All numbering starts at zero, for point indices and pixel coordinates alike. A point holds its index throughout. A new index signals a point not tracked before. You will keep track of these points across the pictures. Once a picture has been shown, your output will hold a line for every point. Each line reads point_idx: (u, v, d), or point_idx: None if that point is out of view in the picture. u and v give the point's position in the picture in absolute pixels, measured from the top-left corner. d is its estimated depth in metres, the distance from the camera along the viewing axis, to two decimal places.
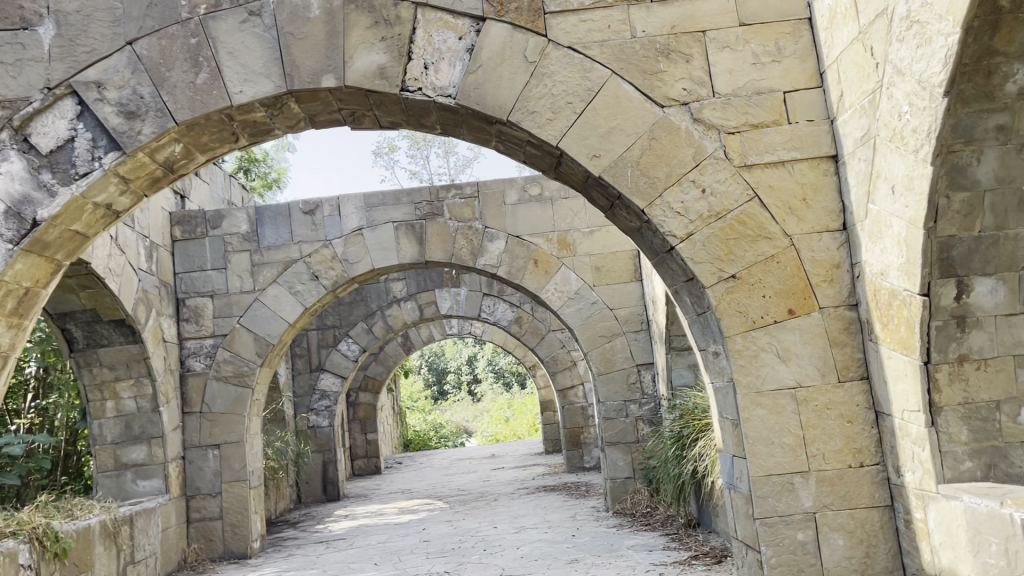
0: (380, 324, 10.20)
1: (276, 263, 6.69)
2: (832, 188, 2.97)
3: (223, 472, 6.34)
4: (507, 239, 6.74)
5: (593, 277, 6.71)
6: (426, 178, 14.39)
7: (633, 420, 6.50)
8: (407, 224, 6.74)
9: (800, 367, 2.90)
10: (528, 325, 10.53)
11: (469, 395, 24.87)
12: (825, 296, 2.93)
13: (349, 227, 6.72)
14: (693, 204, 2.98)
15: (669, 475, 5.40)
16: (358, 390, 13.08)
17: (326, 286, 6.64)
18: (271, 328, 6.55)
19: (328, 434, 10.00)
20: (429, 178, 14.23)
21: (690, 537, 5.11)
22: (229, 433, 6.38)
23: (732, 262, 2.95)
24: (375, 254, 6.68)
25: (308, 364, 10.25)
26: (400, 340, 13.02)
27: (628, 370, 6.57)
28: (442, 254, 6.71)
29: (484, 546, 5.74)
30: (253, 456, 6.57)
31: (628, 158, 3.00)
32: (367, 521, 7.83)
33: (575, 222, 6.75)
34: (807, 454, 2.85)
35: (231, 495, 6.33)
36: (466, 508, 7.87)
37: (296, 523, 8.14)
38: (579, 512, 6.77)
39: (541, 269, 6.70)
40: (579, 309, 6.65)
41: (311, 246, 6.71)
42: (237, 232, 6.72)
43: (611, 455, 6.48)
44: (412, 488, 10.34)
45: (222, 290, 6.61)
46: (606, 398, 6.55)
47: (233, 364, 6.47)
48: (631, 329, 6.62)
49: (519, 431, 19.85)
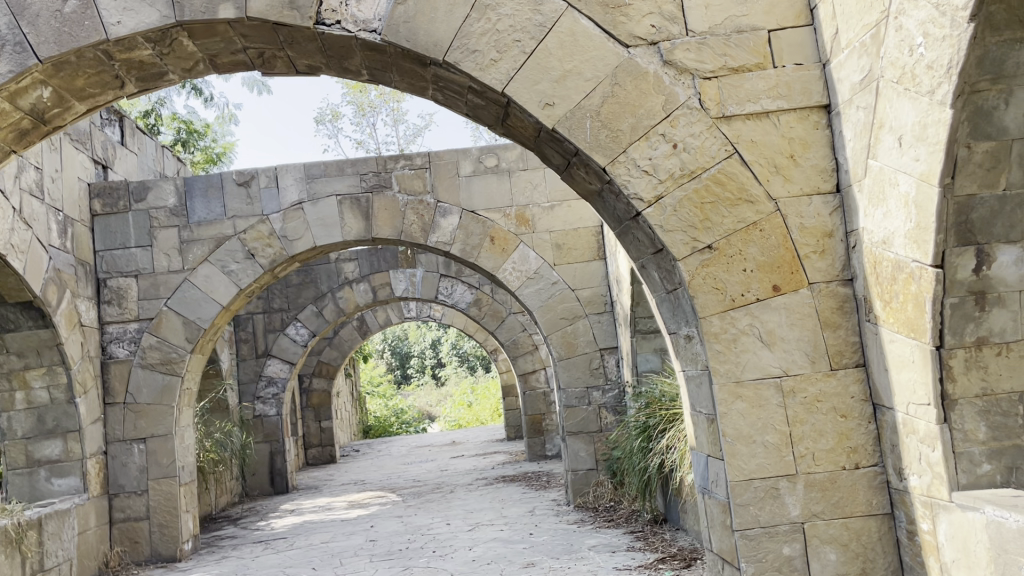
0: (331, 307, 9.77)
1: (208, 241, 6.12)
2: (824, 143, 2.55)
3: (150, 468, 5.80)
4: (461, 215, 6.22)
5: (554, 255, 6.25)
6: (376, 149, 13.73)
7: (596, 407, 6.09)
8: (351, 197, 6.20)
9: (786, 353, 2.48)
10: (488, 308, 10.11)
11: (432, 379, 24.38)
12: (815, 269, 2.51)
13: (289, 201, 6.18)
14: (663, 161, 2.52)
15: (634, 469, 4.96)
16: (311, 375, 12.55)
17: (264, 265, 6.11)
18: (202, 311, 6.00)
19: (276, 423, 9.44)
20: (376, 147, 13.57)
21: (655, 536, 4.71)
22: (157, 426, 5.84)
23: (708, 230, 2.51)
24: (316, 231, 6.15)
25: (254, 350, 9.64)
26: (356, 324, 12.49)
27: (591, 354, 6.16)
28: (390, 231, 6.20)
29: (434, 547, 5.29)
30: (185, 451, 6.04)
31: (588, 107, 2.53)
32: (313, 516, 7.34)
33: (534, 197, 6.29)
34: (794, 455, 2.44)
35: (158, 493, 5.79)
36: (420, 502, 7.41)
37: (237, 520, 7.61)
38: (539, 505, 6.35)
39: (497, 247, 6.21)
40: (539, 290, 6.20)
41: (246, 222, 6.16)
42: (164, 205, 6.14)
43: (573, 445, 6.08)
44: (366, 479, 9.86)
45: (148, 270, 6.03)
46: (566, 385, 6.13)
47: (159, 351, 5.92)
48: (594, 312, 6.21)
49: (483, 416, 19.35)
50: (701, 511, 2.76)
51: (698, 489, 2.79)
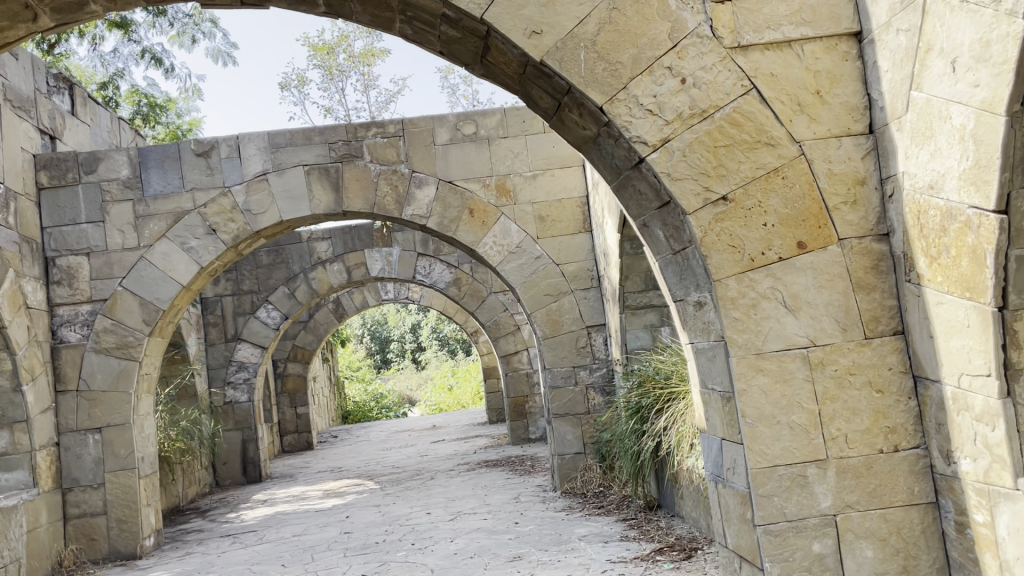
0: (304, 288, 9.48)
1: (165, 215, 5.67)
2: (855, 77, 2.20)
3: (106, 460, 5.39)
4: (438, 185, 5.83)
5: (537, 228, 5.88)
6: (344, 115, 13.17)
7: (583, 388, 5.76)
8: (320, 167, 5.78)
9: (813, 320, 2.15)
10: (467, 288, 9.82)
11: (412, 363, 24.00)
12: (845, 223, 2.17)
13: (253, 172, 5.75)
14: (670, 98, 2.16)
15: (626, 453, 4.63)
16: (286, 360, 12.15)
17: (226, 241, 5.69)
18: (161, 291, 5.58)
19: (248, 410, 9.01)
20: (345, 115, 13.03)
21: (650, 524, 4.39)
22: (113, 415, 5.43)
23: (723, 179, 2.16)
24: (282, 204, 5.73)
25: (224, 334, 9.20)
26: (332, 307, 12.08)
27: (577, 332, 5.83)
28: (362, 203, 5.79)
29: (414, 539, 4.94)
30: (145, 442, 5.64)
31: (582, 35, 2.17)
32: (286, 507, 6.97)
33: (515, 165, 5.91)
34: (825, 438, 2.12)
35: (115, 487, 5.39)
36: (399, 490, 7.06)
37: (205, 512, 7.21)
38: (524, 492, 6.02)
39: (477, 220, 5.83)
40: (522, 265, 5.84)
41: (206, 195, 5.71)
42: (116, 176, 5.67)
43: (559, 428, 5.74)
44: (343, 466, 9.50)
45: (101, 248, 5.59)
46: (552, 364, 5.79)
47: (115, 334, 5.50)
48: (580, 287, 5.86)
49: (463, 400, 18.97)
50: (713, 502, 2.43)
51: (708, 477, 2.46)
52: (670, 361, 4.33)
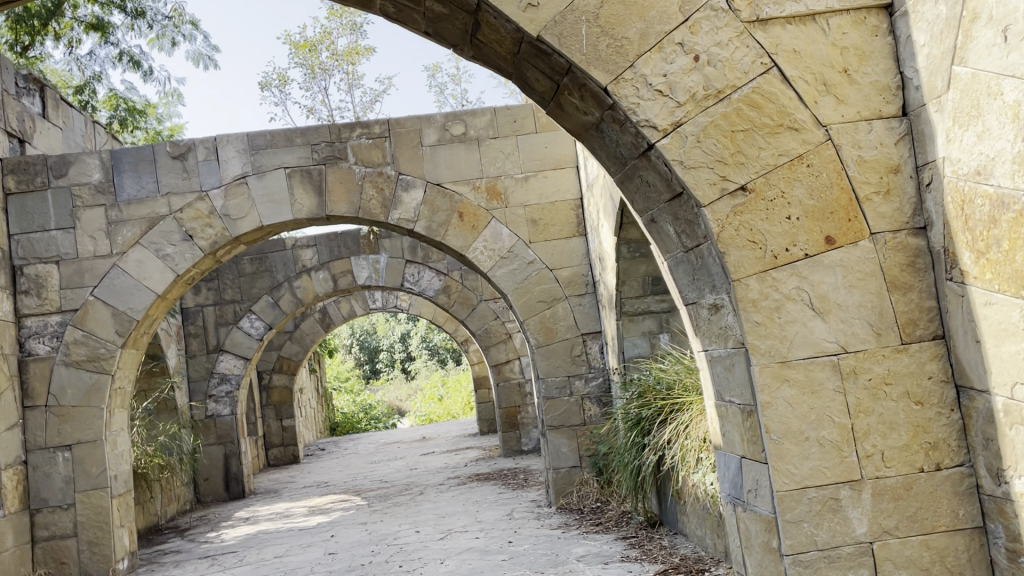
0: (288, 298, 9.23)
1: (140, 221, 5.40)
2: (886, 54, 2.00)
3: (77, 479, 5.11)
4: (426, 188, 5.60)
5: (529, 232, 5.66)
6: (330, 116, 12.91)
7: (578, 398, 5.53)
8: (302, 170, 5.54)
9: (843, 324, 1.92)
10: (458, 296, 9.47)
11: (402, 373, 23.69)
12: (878, 214, 1.95)
13: (232, 175, 5.49)
14: (682, 78, 1.94)
15: (625, 467, 4.39)
16: (271, 372, 11.87)
17: (203, 248, 5.42)
18: (135, 300, 5.31)
19: (231, 423, 8.71)
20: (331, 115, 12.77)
21: (652, 543, 4.16)
22: (84, 431, 5.16)
23: (742, 167, 1.94)
24: (263, 208, 5.48)
25: (205, 345, 8.92)
26: (318, 316, 11.81)
27: (572, 341, 5.60)
28: (347, 207, 5.55)
29: (402, 559, 4.68)
30: (119, 459, 5.36)
31: (584, 8, 1.94)
32: (270, 525, 6.69)
33: (506, 167, 5.69)
34: (859, 455, 1.89)
35: (87, 507, 5.10)
36: (387, 506, 6.79)
37: (185, 531, 6.92)
38: (517, 508, 5.77)
39: (466, 224, 5.60)
40: (514, 270, 5.60)
41: (183, 199, 5.45)
42: (88, 181, 5.38)
43: (554, 441, 5.50)
44: (330, 481, 9.22)
45: (71, 256, 5.31)
46: (546, 374, 5.56)
47: (86, 346, 5.22)
48: (574, 293, 5.64)
49: (454, 410, 18.69)
50: (732, 526, 2.21)
51: (726, 498, 2.23)
52: (673, 371, 4.10)
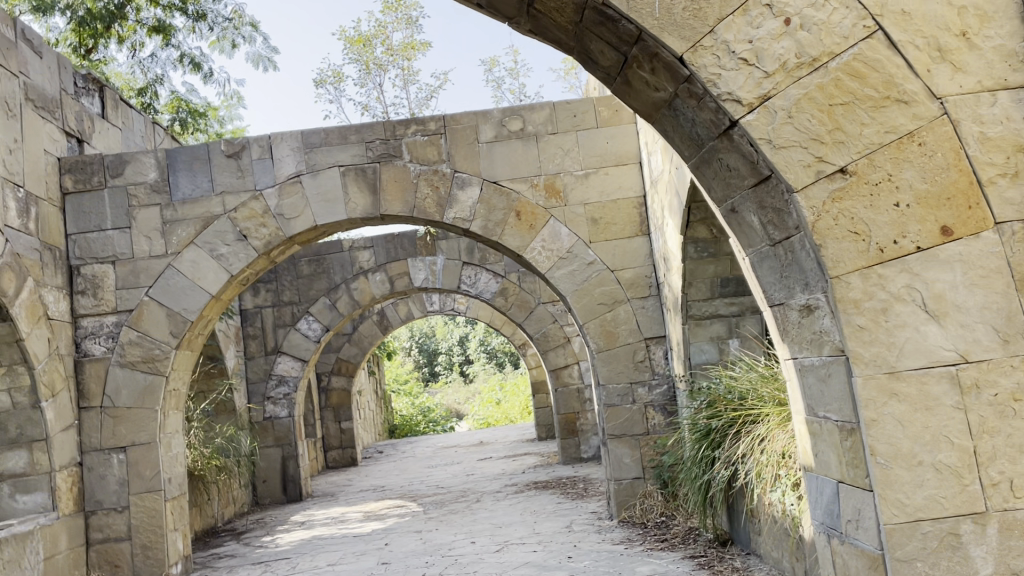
0: (345, 299, 9.20)
1: (194, 220, 5.33)
2: (1011, 14, 1.73)
3: (131, 482, 5.07)
4: (482, 186, 5.41)
5: (590, 231, 5.42)
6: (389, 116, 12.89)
7: (642, 406, 5.26)
8: (356, 168, 5.41)
9: (962, 329, 1.68)
10: (515, 298, 9.29)
11: (461, 376, 23.63)
12: (1003, 200, 1.70)
13: (286, 174, 5.38)
14: (771, 44, 1.70)
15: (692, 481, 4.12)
16: (330, 374, 11.88)
17: (258, 248, 5.33)
18: (189, 301, 5.25)
19: (288, 426, 8.65)
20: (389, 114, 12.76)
21: (722, 564, 3.89)
22: (138, 433, 5.11)
23: (841, 147, 1.70)
24: (317, 207, 5.36)
25: (263, 347, 8.91)
26: (377, 318, 11.76)
27: (635, 346, 5.32)
28: (401, 206, 5.40)
29: (457, 572, 4.49)
30: (173, 462, 5.31)
31: None
32: (324, 530, 6.58)
33: (565, 163, 5.46)
34: (983, 483, 1.66)
35: (140, 510, 5.05)
36: (443, 514, 6.62)
37: (241, 534, 6.88)
38: (576, 519, 5.53)
39: (524, 223, 5.38)
40: (573, 271, 5.36)
41: (237, 198, 5.36)
42: (143, 180, 5.34)
43: (616, 451, 5.24)
44: (386, 485, 9.12)
45: (127, 256, 5.27)
46: (606, 381, 5.30)
47: (141, 347, 5.18)
48: (637, 296, 5.37)
49: (512, 415, 18.52)
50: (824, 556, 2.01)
51: (814, 524, 2.03)
52: (747, 380, 3.82)
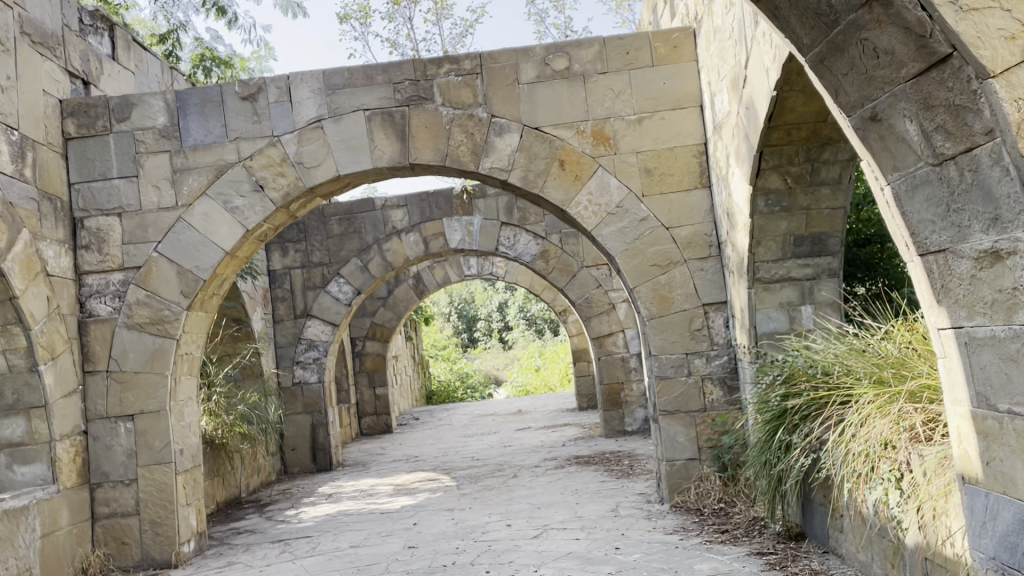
0: (377, 261, 8.80)
1: (207, 169, 4.85)
2: None
3: (139, 453, 4.70)
4: (523, 132, 4.84)
5: (642, 183, 4.82)
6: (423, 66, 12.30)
7: (697, 379, 4.70)
8: (383, 112, 4.87)
9: None
10: (556, 261, 8.71)
11: (499, 342, 23.23)
12: None
13: (306, 119, 4.87)
14: None
15: (761, 468, 3.56)
16: (364, 338, 11.50)
17: (275, 200, 4.84)
18: (202, 258, 4.81)
19: (318, 392, 8.24)
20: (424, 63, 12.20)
21: (797, 564, 3.33)
22: (147, 400, 4.74)
23: None
24: (340, 155, 4.85)
25: (293, 310, 8.49)
26: (412, 282, 11.29)
27: (692, 312, 4.75)
28: (432, 155, 4.86)
29: (489, 562, 4.00)
30: (187, 432, 4.93)
31: None
32: (351, 505, 6.15)
33: (616, 107, 4.85)
34: None
35: (149, 484, 4.69)
36: (477, 490, 6.16)
37: (266, 506, 6.52)
38: (624, 502, 5.02)
39: (568, 173, 4.82)
40: (623, 228, 4.80)
41: (252, 145, 4.86)
42: (152, 125, 4.86)
43: (668, 428, 4.69)
44: (419, 455, 8.69)
45: (135, 207, 4.83)
46: (658, 351, 4.73)
47: (150, 307, 4.77)
48: (695, 257, 4.78)
49: (551, 382, 18.07)
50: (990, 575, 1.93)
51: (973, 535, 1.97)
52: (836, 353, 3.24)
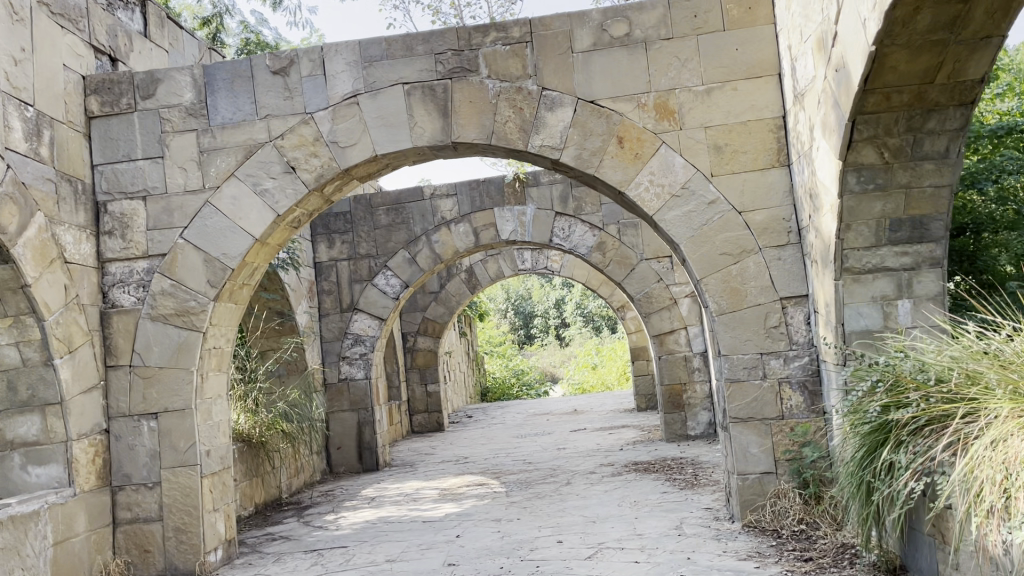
0: (426, 253, 8.42)
1: (235, 149, 4.50)
2: None
3: (163, 454, 4.38)
4: (577, 107, 4.36)
5: (712, 161, 4.29)
6: None
7: (774, 383, 4.16)
8: (424, 85, 4.45)
9: None
10: (614, 254, 8.21)
11: (556, 340, 22.73)
12: None
13: (341, 94, 4.47)
14: None
15: (855, 489, 3.03)
16: (415, 334, 11.16)
17: (308, 182, 4.46)
18: (230, 245, 4.46)
19: (365, 388, 7.90)
20: None
21: None
22: (171, 398, 4.42)
23: None
24: (377, 133, 4.45)
25: (339, 303, 8.16)
26: (464, 276, 10.90)
27: (767, 307, 4.21)
28: (477, 132, 4.43)
29: None
30: (214, 432, 4.59)
31: None
32: (392, 511, 5.74)
33: (682, 76, 4.32)
34: None
35: (174, 487, 4.37)
36: (527, 498, 5.69)
37: (305, 509, 6.18)
38: (690, 518, 4.50)
39: (628, 151, 4.33)
40: (690, 212, 4.28)
41: (284, 123, 4.49)
42: (178, 102, 4.54)
43: (741, 438, 4.16)
44: (469, 456, 8.27)
45: (160, 190, 4.51)
46: (729, 350, 4.20)
47: (175, 298, 4.45)
48: (771, 245, 4.23)
49: (608, 380, 17.55)
50: None
51: None
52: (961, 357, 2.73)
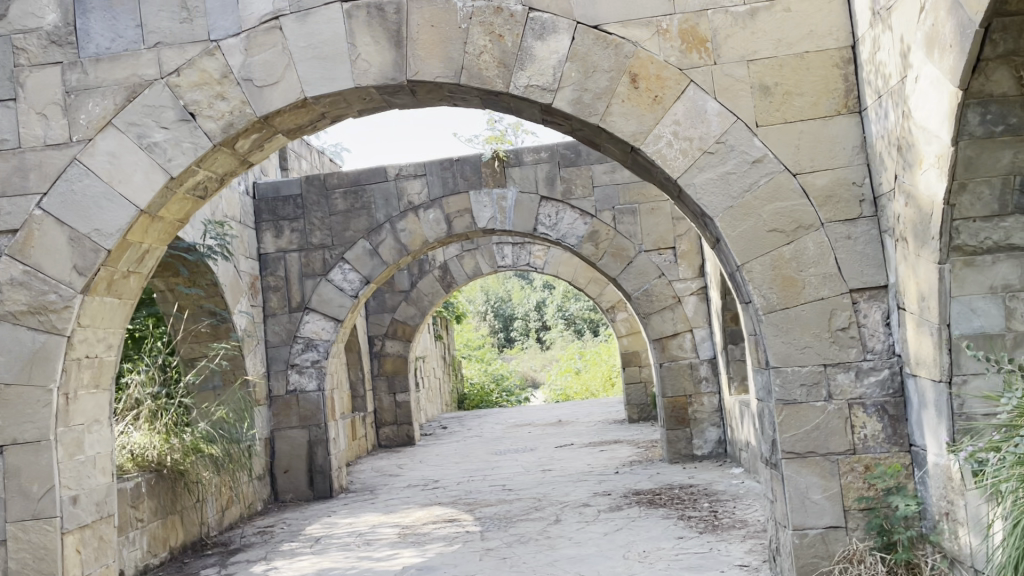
0: (390, 243, 7.27)
1: (114, 88, 3.33)
2: None
3: (9, 503, 3.21)
4: (575, 34, 3.24)
5: (757, 105, 3.18)
6: None
7: (843, 405, 3.06)
8: (370, 3, 3.31)
9: None
10: (608, 245, 7.13)
11: (538, 344, 21.59)
12: None
13: (258, 15, 3.31)
14: None
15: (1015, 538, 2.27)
16: (383, 338, 9.97)
17: (212, 134, 3.31)
18: (105, 217, 3.30)
19: (317, 401, 6.72)
20: None
21: None
22: (21, 426, 3.24)
23: None
24: (309, 68, 3.31)
25: (287, 302, 6.99)
26: (438, 273, 9.77)
27: (831, 301, 3.11)
28: (442, 67, 3.29)
29: None
30: (86, 471, 3.41)
31: None
32: (338, 561, 4.57)
33: None
34: None
35: (23, 548, 3.18)
36: (510, 543, 4.53)
37: (234, 554, 5.00)
38: None
39: (643, 92, 3.21)
40: (727, 174, 3.18)
41: (179, 54, 3.33)
42: (38, 24, 3.38)
43: (799, 480, 3.05)
44: (440, 479, 7.11)
45: (11, 144, 3.34)
46: (780, 359, 3.10)
47: (30, 289, 3.28)
48: (837, 219, 3.13)
49: (593, 388, 16.52)
50: None
51: None
52: None
